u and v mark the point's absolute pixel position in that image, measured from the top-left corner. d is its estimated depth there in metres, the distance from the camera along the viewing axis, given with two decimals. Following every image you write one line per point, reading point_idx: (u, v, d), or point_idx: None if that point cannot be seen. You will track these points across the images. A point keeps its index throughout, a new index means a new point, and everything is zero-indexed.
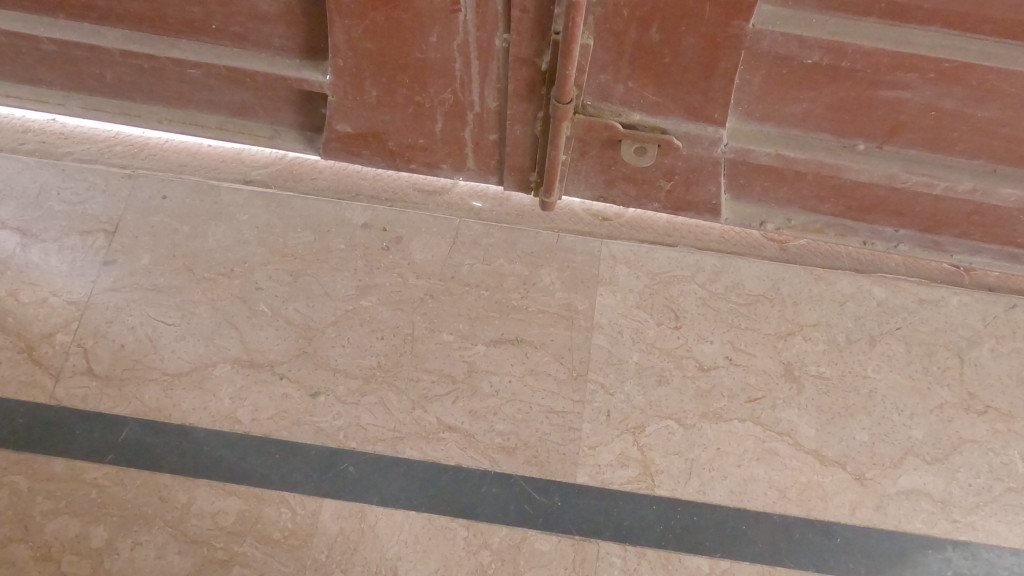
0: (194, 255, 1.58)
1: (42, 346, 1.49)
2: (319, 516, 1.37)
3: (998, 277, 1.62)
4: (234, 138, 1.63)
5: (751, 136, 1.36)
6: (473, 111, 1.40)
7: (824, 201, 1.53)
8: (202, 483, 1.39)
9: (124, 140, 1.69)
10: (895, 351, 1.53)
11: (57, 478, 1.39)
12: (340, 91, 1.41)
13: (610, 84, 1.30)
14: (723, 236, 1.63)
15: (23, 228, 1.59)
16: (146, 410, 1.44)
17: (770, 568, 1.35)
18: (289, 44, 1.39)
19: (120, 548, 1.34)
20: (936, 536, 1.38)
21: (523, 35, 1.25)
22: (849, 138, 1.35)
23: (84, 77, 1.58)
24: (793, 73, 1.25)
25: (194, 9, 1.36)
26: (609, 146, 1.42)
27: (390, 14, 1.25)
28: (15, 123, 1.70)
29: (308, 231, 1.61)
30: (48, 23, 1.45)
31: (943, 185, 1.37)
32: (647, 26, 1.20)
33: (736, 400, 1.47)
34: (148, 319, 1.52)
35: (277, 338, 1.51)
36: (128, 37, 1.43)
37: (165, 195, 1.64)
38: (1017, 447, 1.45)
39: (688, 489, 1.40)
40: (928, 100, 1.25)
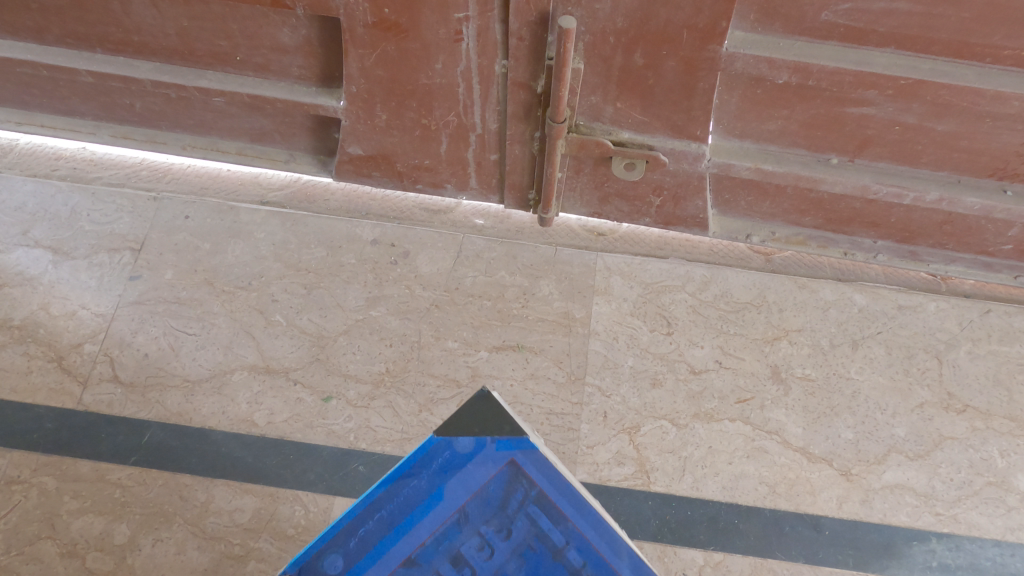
0: (214, 270, 1.69)
1: (70, 355, 1.58)
2: (331, 513, 1.44)
3: (974, 284, 1.72)
4: (253, 163, 1.76)
5: (732, 152, 1.48)
6: (476, 132, 1.52)
7: (804, 214, 1.63)
8: (221, 483, 1.46)
9: (149, 165, 1.83)
10: (876, 354, 1.61)
11: (83, 478, 1.46)
12: (352, 115, 1.53)
13: (601, 105, 1.42)
14: (711, 249, 1.74)
15: (55, 247, 1.70)
16: (168, 415, 1.53)
17: (762, 560, 1.41)
18: (307, 74, 1.52)
19: (142, 544, 1.40)
20: (921, 529, 1.44)
21: (519, 61, 1.36)
22: (822, 152, 1.47)
23: (116, 108, 1.71)
24: (766, 93, 1.37)
25: (222, 42, 1.48)
26: (601, 164, 1.54)
27: (400, 43, 1.37)
28: (49, 151, 1.84)
29: (321, 248, 1.72)
30: (86, 57, 1.57)
31: (912, 195, 1.49)
32: (632, 51, 1.31)
33: (726, 401, 1.55)
34: (170, 329, 1.62)
35: (292, 347, 1.60)
36: (160, 68, 1.56)
37: (187, 215, 1.76)
38: (995, 443, 1.53)
39: (682, 485, 1.47)
40: (891, 116, 1.37)
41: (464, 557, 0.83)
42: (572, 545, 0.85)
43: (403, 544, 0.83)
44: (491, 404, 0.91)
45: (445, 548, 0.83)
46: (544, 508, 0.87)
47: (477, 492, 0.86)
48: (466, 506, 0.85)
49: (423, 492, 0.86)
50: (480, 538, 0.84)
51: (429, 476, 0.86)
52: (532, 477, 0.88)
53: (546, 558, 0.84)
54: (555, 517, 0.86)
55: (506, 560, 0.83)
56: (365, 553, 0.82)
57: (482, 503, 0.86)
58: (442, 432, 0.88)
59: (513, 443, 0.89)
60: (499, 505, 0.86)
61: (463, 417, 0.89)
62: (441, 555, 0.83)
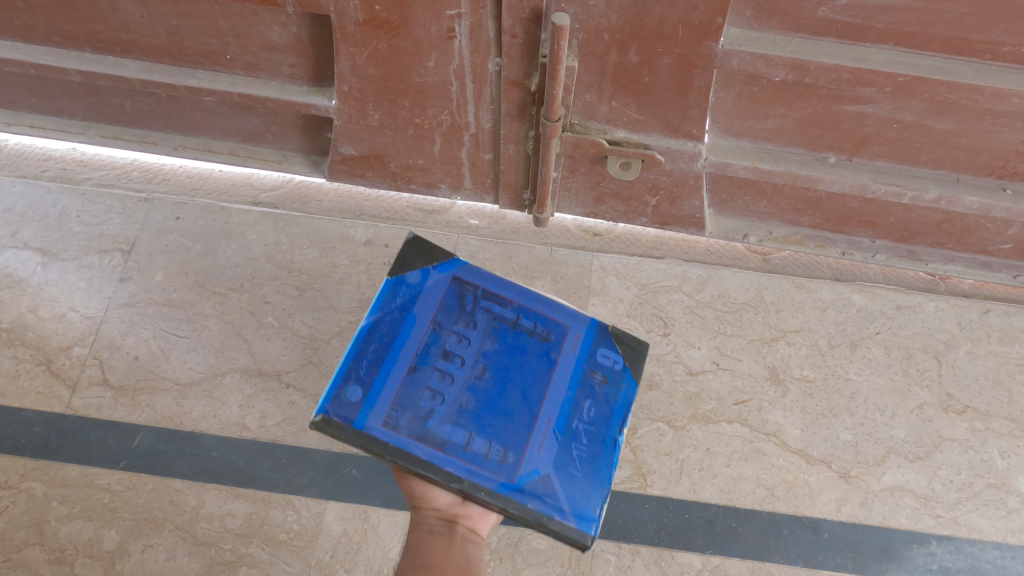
0: (206, 271, 1.67)
1: (59, 358, 1.56)
2: (324, 518, 1.42)
3: (972, 284, 1.71)
4: (245, 163, 1.74)
5: (729, 150, 1.47)
6: (470, 131, 1.50)
7: (802, 213, 1.62)
8: (212, 487, 1.44)
9: (140, 166, 1.81)
10: (874, 354, 1.60)
11: (72, 484, 1.44)
12: (344, 115, 1.51)
13: (595, 103, 1.40)
14: (708, 249, 1.73)
15: (45, 248, 1.68)
16: (158, 418, 1.51)
17: (760, 563, 1.39)
18: (298, 72, 1.50)
19: (132, 550, 1.37)
20: (921, 531, 1.42)
21: (513, 58, 1.34)
22: (819, 151, 1.46)
23: (106, 107, 1.69)
24: (762, 91, 1.35)
25: (211, 41, 1.46)
26: (596, 163, 1.52)
27: (391, 41, 1.34)
28: (38, 151, 1.82)
29: (313, 249, 1.70)
30: (74, 56, 1.55)
31: (911, 194, 1.48)
32: (626, 48, 1.29)
33: (724, 403, 1.53)
34: (161, 332, 1.59)
35: (284, 349, 1.58)
36: (149, 67, 1.53)
37: (179, 216, 1.74)
38: (995, 444, 1.51)
39: (679, 488, 1.45)
40: (889, 114, 1.35)
41: (450, 351, 1.15)
42: (522, 316, 1.23)
43: (403, 358, 1.12)
44: (423, 247, 1.25)
45: (435, 350, 1.14)
46: (490, 300, 1.24)
47: (439, 305, 1.20)
48: (436, 318, 1.18)
49: (401, 323, 1.15)
50: (456, 334, 1.17)
51: (400, 308, 1.17)
52: (473, 283, 1.25)
53: (507, 331, 1.21)
54: (500, 302, 1.24)
55: (481, 340, 1.18)
56: (377, 376, 1.08)
57: (446, 312, 1.20)
58: (395, 275, 1.20)
59: (448, 265, 1.24)
60: (459, 308, 1.21)
61: (409, 260, 1.22)
62: (433, 355, 1.14)
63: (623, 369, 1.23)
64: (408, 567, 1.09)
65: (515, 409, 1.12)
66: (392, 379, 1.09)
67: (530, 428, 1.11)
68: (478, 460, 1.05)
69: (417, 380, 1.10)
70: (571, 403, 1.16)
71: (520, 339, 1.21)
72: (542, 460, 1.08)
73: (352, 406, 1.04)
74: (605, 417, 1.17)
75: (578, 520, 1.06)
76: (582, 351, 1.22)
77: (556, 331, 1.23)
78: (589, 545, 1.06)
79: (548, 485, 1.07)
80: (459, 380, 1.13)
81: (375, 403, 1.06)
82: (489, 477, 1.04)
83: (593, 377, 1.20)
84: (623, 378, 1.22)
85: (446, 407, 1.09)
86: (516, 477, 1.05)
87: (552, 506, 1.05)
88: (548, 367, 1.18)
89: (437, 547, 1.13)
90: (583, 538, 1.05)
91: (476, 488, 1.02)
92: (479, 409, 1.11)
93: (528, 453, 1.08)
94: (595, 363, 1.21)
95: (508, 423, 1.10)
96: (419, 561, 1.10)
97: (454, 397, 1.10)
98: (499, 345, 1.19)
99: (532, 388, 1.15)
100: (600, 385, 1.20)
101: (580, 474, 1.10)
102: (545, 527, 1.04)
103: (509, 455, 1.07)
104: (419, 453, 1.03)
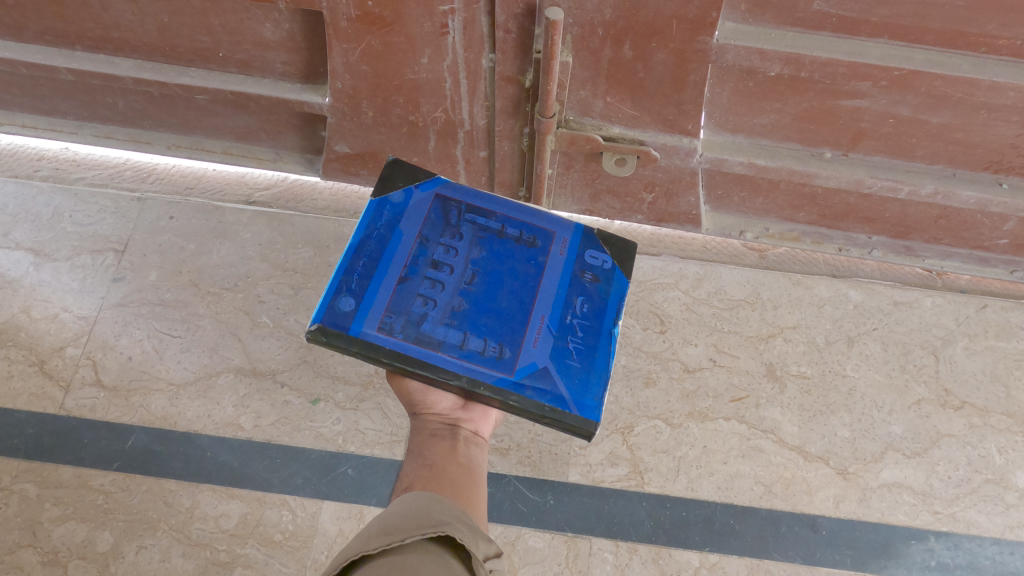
0: (200, 271, 1.66)
1: (52, 359, 1.55)
2: (319, 518, 1.41)
3: (970, 280, 1.70)
4: (238, 162, 1.74)
5: (725, 146, 1.46)
6: (464, 128, 1.50)
7: (798, 209, 1.61)
8: (206, 488, 1.43)
9: (133, 165, 1.80)
10: (872, 350, 1.59)
11: (65, 485, 1.43)
12: (338, 112, 1.50)
13: (590, 99, 1.40)
14: (705, 246, 1.73)
15: (37, 249, 1.67)
16: (152, 419, 1.50)
17: (758, 561, 1.38)
18: (291, 70, 1.49)
19: (126, 551, 1.36)
20: (919, 527, 1.42)
21: (506, 54, 1.33)
22: (815, 146, 1.45)
23: (98, 106, 1.68)
24: (757, 86, 1.35)
25: (203, 38, 1.45)
26: (591, 160, 1.51)
27: (384, 38, 1.33)
28: (30, 152, 1.80)
29: (308, 247, 1.70)
30: (65, 54, 1.54)
31: (907, 189, 1.47)
32: (621, 44, 1.28)
33: (721, 400, 1.53)
34: (155, 332, 1.58)
35: (278, 348, 1.58)
36: (141, 66, 1.52)
37: (172, 216, 1.73)
38: (993, 440, 1.51)
39: (677, 486, 1.44)
40: (885, 108, 1.34)
41: (438, 260, 1.06)
42: (508, 224, 1.13)
43: (393, 269, 1.03)
44: (403, 164, 1.14)
45: (423, 260, 1.06)
46: (475, 211, 1.13)
47: (425, 220, 1.10)
48: (422, 231, 1.09)
49: (386, 237, 1.06)
50: (444, 245, 1.08)
51: (385, 225, 1.07)
52: (456, 196, 1.14)
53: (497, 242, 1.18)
54: (485, 213, 1.14)
55: (469, 249, 1.09)
56: (368, 287, 1.00)
57: (431, 224, 1.10)
58: (377, 194, 1.10)
59: (430, 182, 1.13)
60: (444, 222, 1.11)
61: (389, 177, 1.11)
62: (422, 264, 1.05)
63: (613, 268, 1.13)
64: (411, 468, 0.93)
65: (509, 310, 1.04)
66: (383, 289, 1.00)
67: (524, 326, 1.02)
68: (476, 358, 0.98)
69: (408, 289, 1.02)
70: (565, 299, 1.07)
71: (508, 245, 1.11)
72: (540, 353, 1.00)
73: (345, 315, 0.96)
74: (599, 311, 1.08)
75: (582, 408, 0.98)
76: (570, 253, 1.13)
77: (543, 235, 1.14)
78: (594, 433, 0.98)
79: (548, 377, 0.99)
80: (450, 286, 1.04)
81: (368, 310, 0.98)
82: (488, 373, 0.97)
83: (583, 277, 1.11)
84: (614, 277, 1.13)
85: (439, 310, 1.01)
86: (515, 371, 0.98)
87: (553, 396, 0.97)
88: (539, 270, 1.09)
89: (440, 448, 0.97)
90: (588, 424, 0.97)
91: (476, 384, 0.95)
92: (472, 313, 1.02)
93: (524, 346, 1.00)
94: (584, 263, 1.12)
95: (503, 322, 1.02)
96: (421, 462, 0.94)
97: (446, 301, 1.02)
98: (488, 252, 1.09)
99: (524, 289, 1.06)
100: (592, 283, 1.11)
101: (579, 364, 1.01)
102: (548, 418, 0.96)
103: (505, 351, 0.99)
104: (416, 354, 0.96)
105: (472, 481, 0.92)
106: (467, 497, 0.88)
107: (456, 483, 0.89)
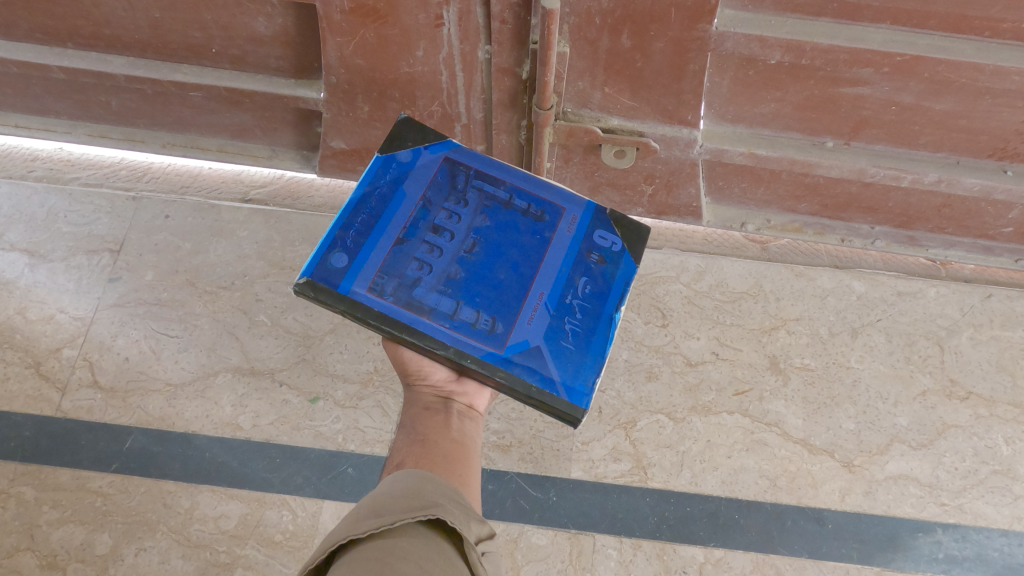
0: (196, 270, 1.64)
1: (48, 361, 1.53)
2: (320, 518, 1.40)
3: (974, 269, 1.68)
4: (234, 160, 1.72)
5: (725, 136, 1.44)
6: (461, 122, 1.48)
7: (799, 200, 1.60)
8: (206, 489, 1.42)
9: (128, 165, 1.78)
10: (876, 341, 1.58)
11: (63, 487, 1.41)
12: (333, 107, 1.49)
13: (588, 90, 1.38)
14: (706, 239, 1.71)
15: (32, 250, 1.65)
16: (150, 420, 1.49)
17: (764, 555, 1.37)
18: (285, 65, 1.47)
19: (125, 554, 1.35)
20: (926, 520, 1.40)
21: (503, 45, 1.32)
22: (817, 135, 1.43)
23: (92, 105, 1.66)
24: (758, 74, 1.33)
25: (196, 34, 1.43)
26: (590, 152, 1.49)
27: (379, 30, 1.31)
28: (24, 152, 1.79)
29: (305, 245, 1.68)
30: (57, 52, 1.52)
31: (910, 177, 1.45)
32: (618, 33, 1.27)
33: (724, 393, 1.51)
34: (152, 332, 1.57)
35: (277, 347, 1.56)
36: (133, 63, 1.51)
37: (168, 215, 1.71)
38: (1000, 430, 1.49)
39: (680, 481, 1.43)
40: (887, 95, 1.33)
41: (439, 226, 1.03)
42: (516, 195, 1.09)
43: (391, 229, 1.00)
44: (415, 124, 1.12)
45: (423, 224, 1.03)
46: (484, 179, 1.10)
47: (431, 183, 1.07)
48: (426, 194, 1.06)
49: (389, 196, 1.03)
50: (447, 210, 1.05)
51: (389, 184, 1.04)
52: (465, 162, 1.11)
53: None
54: (493, 182, 1.10)
55: (472, 217, 1.05)
56: (365, 244, 0.98)
57: (437, 188, 1.07)
58: (385, 151, 1.07)
59: (442, 146, 1.10)
60: (450, 186, 1.08)
61: (399, 135, 1.09)
62: (422, 228, 1.03)
63: (622, 251, 1.08)
64: (404, 444, 0.94)
65: (506, 282, 1.00)
66: (379, 248, 0.98)
67: (520, 301, 0.99)
68: (466, 329, 0.95)
69: (404, 251, 0.99)
70: (566, 279, 1.03)
71: (514, 217, 1.07)
72: (533, 331, 0.97)
73: (337, 271, 0.94)
74: (602, 295, 1.03)
75: (571, 392, 0.94)
76: (578, 231, 1.08)
77: (552, 210, 1.09)
78: (581, 421, 0.94)
79: (539, 357, 0.95)
80: (448, 253, 1.01)
81: (361, 269, 0.96)
82: (477, 346, 0.93)
83: (589, 258, 1.06)
84: (622, 261, 1.07)
85: (434, 276, 0.98)
86: (505, 347, 0.94)
87: (541, 377, 0.93)
88: (542, 245, 1.05)
89: (434, 423, 0.97)
90: (575, 410, 0.93)
91: (463, 356, 0.92)
92: (468, 282, 0.99)
93: (517, 322, 0.97)
94: (591, 243, 1.07)
95: (499, 295, 0.99)
96: (413, 438, 0.94)
97: (442, 267, 0.99)
98: (491, 222, 1.06)
99: (524, 263, 1.03)
100: (597, 265, 1.06)
101: (573, 348, 0.97)
102: (534, 399, 0.93)
103: (498, 325, 0.96)
104: (406, 318, 0.93)
105: (465, 456, 0.92)
106: (459, 475, 0.88)
107: (448, 461, 0.89)
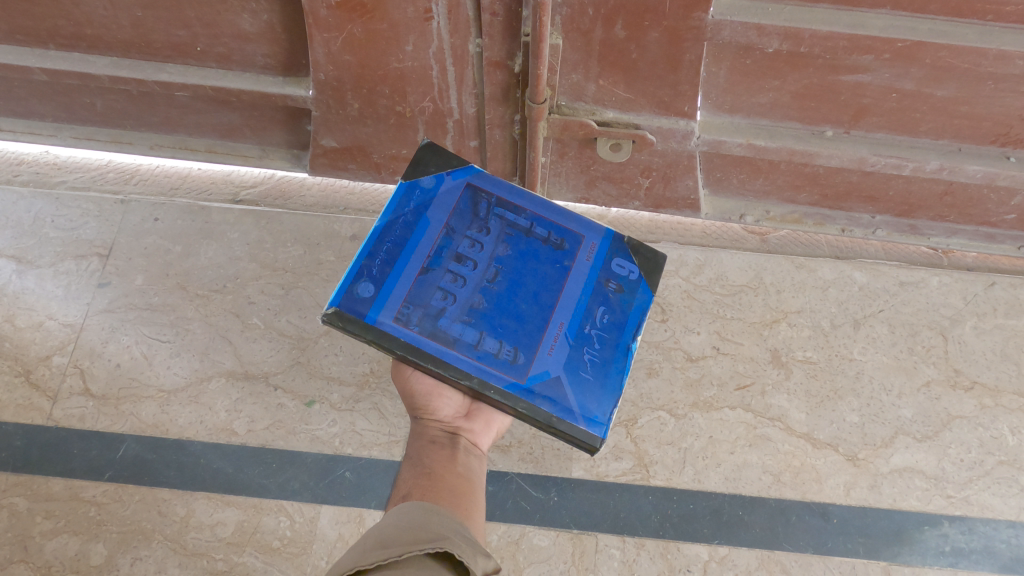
0: (187, 273, 1.62)
1: (38, 369, 1.51)
2: (318, 523, 1.38)
3: (976, 257, 1.66)
4: (224, 160, 1.69)
5: (723, 128, 1.41)
6: (453, 117, 1.45)
7: (799, 190, 1.57)
8: (201, 496, 1.40)
9: (116, 167, 1.75)
10: (879, 332, 1.55)
11: (56, 498, 1.39)
12: (323, 105, 1.46)
13: (583, 83, 1.35)
14: (705, 231, 1.68)
15: (19, 256, 1.62)
16: (143, 427, 1.46)
17: (769, 552, 1.35)
18: (272, 63, 1.44)
19: (121, 564, 1.33)
20: (932, 512, 1.39)
21: (494, 38, 1.29)
22: (817, 125, 1.41)
23: (77, 107, 1.63)
24: (755, 63, 1.30)
25: (180, 32, 1.40)
26: (586, 146, 1.47)
27: (366, 25, 1.28)
28: (9, 157, 1.76)
29: (298, 246, 1.65)
30: (38, 54, 1.49)
31: (911, 166, 1.43)
32: (612, 23, 1.24)
33: (726, 388, 1.49)
34: (143, 337, 1.54)
35: (270, 350, 1.53)
36: (117, 63, 1.47)
37: (157, 217, 1.68)
38: (1006, 420, 1.47)
39: (683, 478, 1.41)
40: (888, 82, 1.30)
41: (462, 255, 1.04)
42: (537, 223, 1.11)
43: (415, 259, 1.02)
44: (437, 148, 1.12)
45: (446, 253, 1.04)
46: (505, 207, 1.11)
47: (454, 210, 1.08)
48: (450, 222, 1.07)
49: (413, 224, 1.04)
50: (469, 239, 1.06)
51: (414, 211, 1.05)
52: (488, 190, 1.11)
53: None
54: (515, 210, 1.11)
55: (494, 246, 1.07)
56: (390, 274, 0.99)
57: (460, 217, 1.08)
58: (409, 178, 1.08)
59: (463, 171, 1.11)
60: (472, 213, 1.09)
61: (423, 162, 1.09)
62: (445, 257, 1.04)
63: (639, 279, 1.09)
64: (410, 476, 0.91)
65: (528, 312, 1.02)
66: (404, 278, 1.00)
67: (540, 331, 1.00)
68: (489, 359, 0.97)
69: (428, 281, 1.01)
70: (585, 308, 1.04)
71: (534, 246, 1.08)
72: (554, 361, 0.98)
73: (364, 301, 0.96)
74: (620, 323, 1.05)
75: (589, 423, 0.96)
76: (596, 260, 1.09)
77: (571, 238, 1.10)
78: (598, 448, 0.96)
79: (559, 388, 0.97)
80: (471, 283, 1.02)
81: (386, 299, 0.97)
82: (499, 375, 0.96)
83: (607, 286, 1.07)
84: (639, 288, 1.08)
85: (457, 306, 1.00)
86: (526, 377, 0.96)
87: (562, 408, 0.95)
88: (562, 275, 1.06)
89: (440, 456, 0.95)
90: (593, 440, 0.95)
91: (486, 386, 0.94)
92: (491, 313, 1.00)
93: (539, 352, 0.99)
94: (609, 272, 1.08)
95: (521, 325, 1.00)
96: (420, 470, 0.92)
97: (465, 297, 1.01)
98: (513, 250, 1.07)
99: (545, 293, 1.04)
100: (615, 294, 1.07)
101: (593, 377, 0.99)
102: (554, 429, 0.95)
103: (519, 356, 0.98)
104: (431, 349, 0.95)
105: (473, 491, 0.91)
106: (465, 507, 0.86)
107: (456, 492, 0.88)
